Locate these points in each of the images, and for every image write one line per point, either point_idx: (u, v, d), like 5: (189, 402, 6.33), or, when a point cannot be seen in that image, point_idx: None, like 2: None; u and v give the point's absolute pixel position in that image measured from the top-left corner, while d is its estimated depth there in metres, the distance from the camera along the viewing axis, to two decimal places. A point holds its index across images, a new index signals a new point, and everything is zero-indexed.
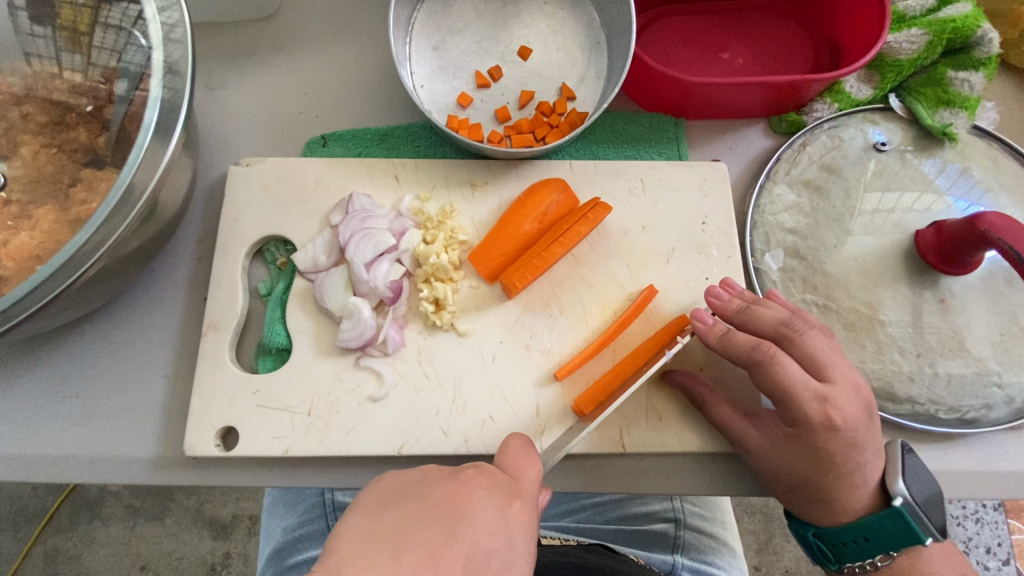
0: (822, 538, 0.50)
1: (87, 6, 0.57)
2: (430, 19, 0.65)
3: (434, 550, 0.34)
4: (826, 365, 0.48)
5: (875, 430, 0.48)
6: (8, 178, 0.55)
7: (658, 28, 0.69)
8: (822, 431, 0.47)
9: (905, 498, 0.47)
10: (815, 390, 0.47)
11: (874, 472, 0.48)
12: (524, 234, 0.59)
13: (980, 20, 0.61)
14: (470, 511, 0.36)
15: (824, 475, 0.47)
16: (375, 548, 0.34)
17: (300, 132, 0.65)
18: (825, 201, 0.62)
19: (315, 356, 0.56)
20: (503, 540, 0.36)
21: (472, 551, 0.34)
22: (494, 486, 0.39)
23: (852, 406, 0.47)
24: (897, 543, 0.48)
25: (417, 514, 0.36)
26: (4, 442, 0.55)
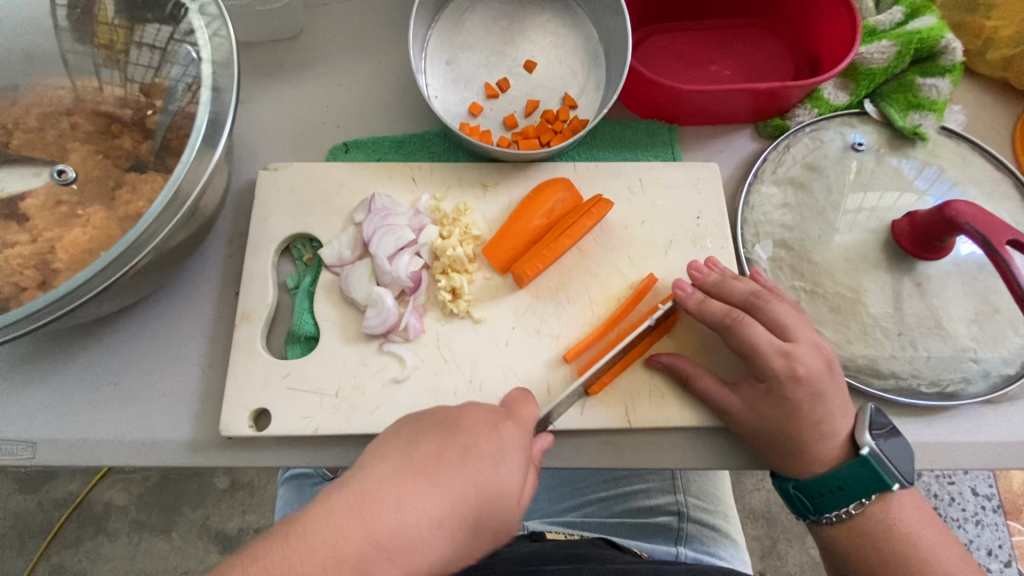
0: (802, 491, 0.53)
1: (121, 27, 0.62)
2: (443, 36, 0.71)
3: (438, 447, 0.43)
4: (789, 326, 0.54)
5: (838, 382, 0.53)
6: (77, 175, 0.60)
7: (652, 43, 0.75)
8: (789, 382, 0.52)
9: (871, 447, 0.51)
10: (778, 346, 0.52)
11: (844, 425, 0.53)
12: (532, 229, 0.63)
13: (942, 32, 0.68)
14: (468, 423, 0.45)
15: (797, 426, 0.52)
16: (395, 445, 0.43)
17: (324, 140, 0.71)
18: (809, 197, 0.67)
19: (342, 342, 0.60)
20: (496, 445, 0.44)
21: (469, 450, 0.43)
22: (490, 411, 0.47)
23: (814, 360, 0.52)
24: (868, 490, 0.51)
25: (426, 425, 0.45)
26: (48, 426, 0.59)
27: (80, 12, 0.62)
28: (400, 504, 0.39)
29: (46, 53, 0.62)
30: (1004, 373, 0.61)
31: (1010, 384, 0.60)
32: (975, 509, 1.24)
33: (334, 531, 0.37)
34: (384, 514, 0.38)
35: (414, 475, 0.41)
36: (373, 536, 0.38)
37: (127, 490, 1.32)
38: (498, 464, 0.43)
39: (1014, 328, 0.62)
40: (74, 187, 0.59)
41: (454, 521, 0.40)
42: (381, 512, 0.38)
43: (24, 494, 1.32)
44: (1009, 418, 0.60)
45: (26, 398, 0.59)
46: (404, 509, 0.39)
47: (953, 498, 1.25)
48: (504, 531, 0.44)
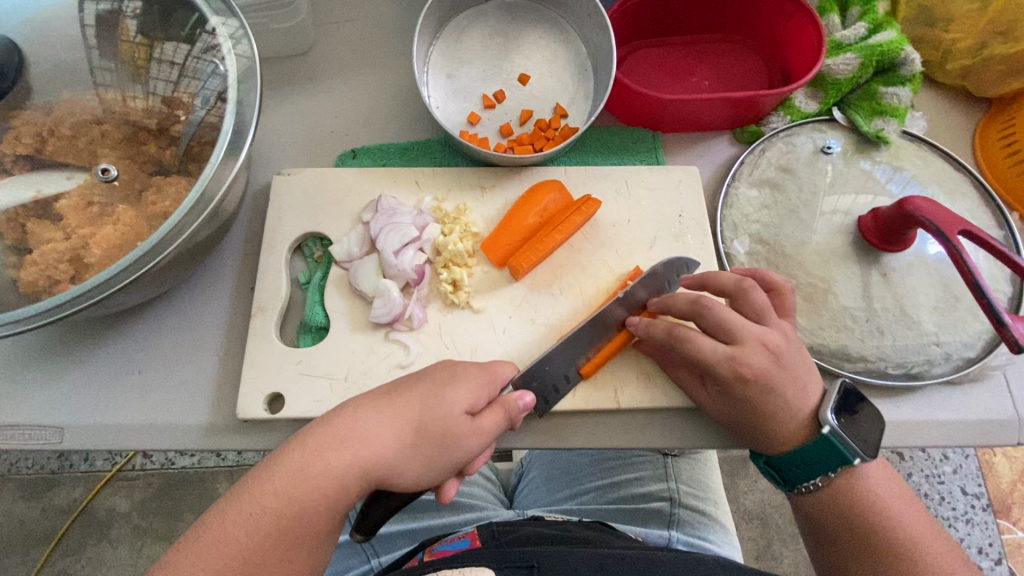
0: (772, 464, 0.58)
1: (143, 43, 0.67)
2: (444, 52, 0.77)
3: (401, 378, 0.54)
4: (735, 328, 0.56)
5: (789, 373, 0.55)
6: (118, 174, 0.65)
7: (637, 57, 0.81)
8: (735, 383, 0.55)
9: (831, 426, 0.55)
10: (721, 353, 0.55)
11: (806, 406, 0.56)
12: (526, 227, 0.68)
13: (902, 44, 0.73)
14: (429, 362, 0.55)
15: (755, 417, 0.56)
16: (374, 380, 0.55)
17: (333, 148, 0.76)
18: (783, 196, 0.73)
19: (350, 331, 0.64)
20: (448, 373, 0.53)
21: (424, 376, 0.53)
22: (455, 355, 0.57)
23: (759, 358, 0.55)
24: (831, 464, 0.56)
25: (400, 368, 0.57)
26: (75, 411, 0.63)
27: (110, 30, 0.67)
28: (357, 408, 0.50)
29: (77, 66, 0.67)
30: (965, 356, 0.65)
31: (970, 365, 0.65)
32: (964, 507, 1.30)
33: (308, 427, 0.49)
34: (344, 416, 0.49)
35: (377, 393, 0.52)
36: (333, 430, 0.48)
37: (129, 496, 1.36)
38: (444, 386, 0.52)
39: (975, 314, 0.67)
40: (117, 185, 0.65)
41: (400, 424, 0.49)
42: (342, 414, 0.49)
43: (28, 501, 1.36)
44: (969, 397, 0.65)
45: (55, 385, 0.64)
46: (361, 412, 0.50)
47: (943, 497, 1.31)
48: (455, 450, 0.50)
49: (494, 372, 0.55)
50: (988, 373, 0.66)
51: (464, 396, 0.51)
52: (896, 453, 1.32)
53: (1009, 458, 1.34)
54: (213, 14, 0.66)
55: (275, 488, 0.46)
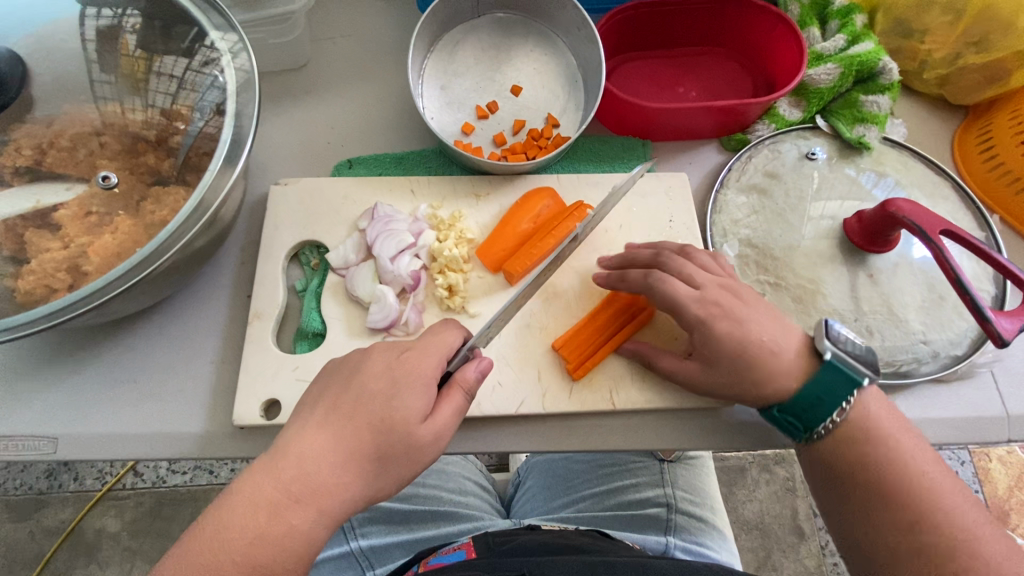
0: (785, 412, 0.57)
1: (142, 57, 0.69)
2: (438, 65, 0.79)
3: (336, 396, 0.51)
4: (694, 275, 0.61)
5: (750, 306, 0.59)
6: (118, 180, 0.66)
7: (625, 69, 0.84)
8: (709, 321, 0.58)
9: (832, 350, 0.56)
10: (690, 294, 0.59)
11: (792, 341, 0.58)
12: (520, 232, 0.70)
13: (879, 54, 0.76)
14: (365, 367, 0.52)
15: (747, 351, 0.56)
16: (306, 404, 0.52)
17: (330, 158, 0.77)
18: (770, 200, 0.75)
19: (347, 337, 0.65)
20: (389, 382, 0.51)
21: (362, 393, 0.50)
22: (391, 349, 0.53)
23: (724, 296, 0.59)
24: (843, 393, 0.55)
25: (332, 379, 0.53)
26: (69, 421, 0.62)
27: (110, 45, 0.69)
28: (300, 454, 0.48)
29: (77, 80, 0.68)
30: (952, 353, 0.67)
31: (958, 363, 0.66)
32: None
33: (250, 485, 0.46)
34: (288, 467, 0.47)
35: (320, 416, 0.50)
36: (284, 484, 0.46)
37: (119, 517, 1.34)
38: (391, 397, 0.50)
39: (960, 313, 0.68)
40: (117, 190, 0.65)
41: (354, 451, 0.48)
42: (285, 465, 0.47)
43: (14, 523, 1.33)
44: (958, 394, 0.66)
45: (50, 395, 0.63)
46: (306, 458, 0.48)
47: None
48: (420, 454, 0.50)
49: (445, 350, 0.54)
50: (975, 370, 0.67)
51: (417, 402, 0.50)
52: None
53: (1004, 463, 1.35)
54: (212, 28, 0.67)
55: (236, 559, 0.44)
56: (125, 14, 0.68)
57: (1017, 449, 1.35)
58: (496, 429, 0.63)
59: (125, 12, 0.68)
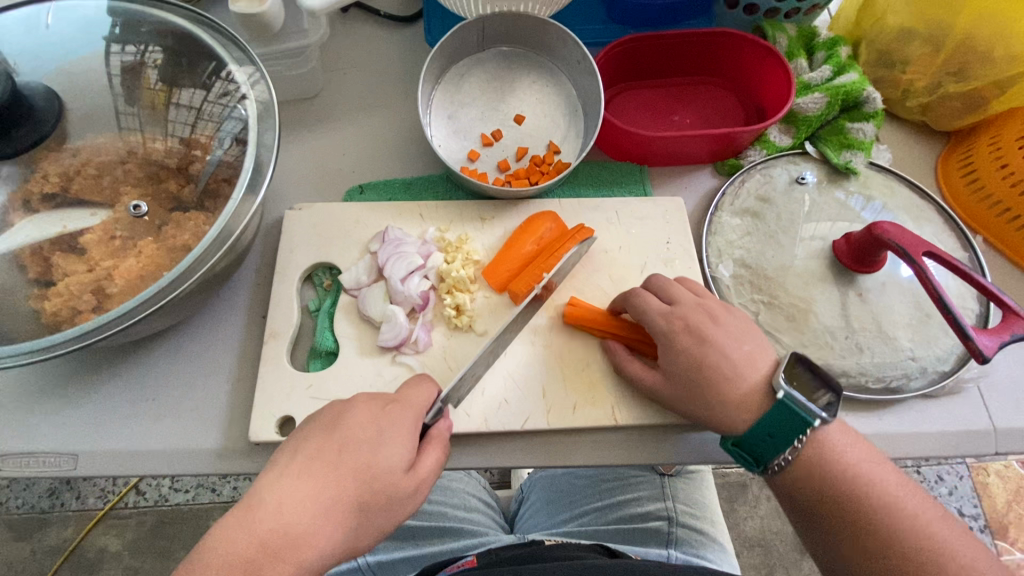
0: (740, 445, 0.60)
1: (163, 90, 0.73)
2: (445, 95, 0.83)
3: (319, 445, 0.52)
4: (674, 291, 0.66)
5: (724, 329, 0.63)
6: (148, 210, 0.69)
7: (623, 98, 0.88)
8: (674, 337, 0.62)
9: (785, 390, 0.58)
10: (661, 307, 0.64)
11: (755, 371, 0.61)
12: (525, 254, 0.73)
13: (863, 84, 0.80)
14: (347, 416, 0.54)
15: (702, 371, 0.60)
16: (282, 452, 0.52)
17: (341, 184, 0.81)
18: (763, 223, 0.78)
19: (358, 355, 0.68)
20: (374, 433, 0.53)
21: (347, 442, 0.52)
22: (374, 400, 0.56)
23: (696, 313, 0.63)
24: (795, 430, 0.57)
25: (311, 427, 0.54)
26: (90, 437, 0.65)
27: (134, 79, 0.72)
28: (279, 505, 0.48)
29: (102, 111, 0.71)
30: (940, 369, 0.70)
31: (945, 379, 0.69)
32: None
33: (223, 536, 0.46)
34: (265, 518, 0.47)
35: (300, 465, 0.50)
36: (260, 535, 0.46)
37: (121, 536, 1.34)
38: (376, 446, 0.52)
39: (946, 330, 0.71)
40: (146, 219, 0.68)
41: (338, 501, 0.49)
42: (263, 515, 0.47)
43: (15, 542, 1.34)
44: (946, 409, 0.69)
45: (71, 413, 0.66)
46: (284, 507, 0.48)
47: None
48: (400, 505, 0.52)
49: (424, 402, 0.57)
50: (962, 385, 0.70)
51: (401, 453, 0.53)
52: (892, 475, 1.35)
53: (1001, 477, 1.37)
54: (233, 62, 0.71)
55: None
56: (148, 50, 0.73)
57: (1014, 464, 1.37)
58: (502, 444, 0.65)
59: (148, 49, 0.73)
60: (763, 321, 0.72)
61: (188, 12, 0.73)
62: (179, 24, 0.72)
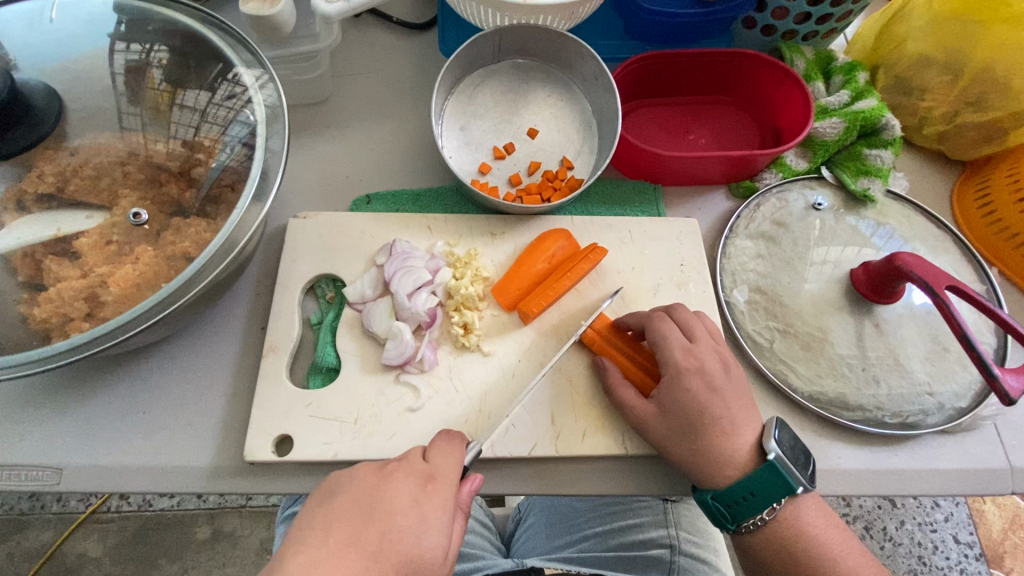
0: (719, 501, 0.58)
1: (167, 90, 0.70)
2: (457, 106, 0.81)
3: (355, 532, 0.47)
4: (695, 329, 0.63)
5: (735, 384, 0.61)
6: (149, 217, 0.66)
7: (638, 115, 0.86)
8: (685, 376, 0.60)
9: (776, 453, 0.57)
10: (681, 342, 0.62)
11: (750, 432, 0.60)
12: (535, 272, 0.71)
13: (883, 111, 0.79)
14: (387, 498, 0.49)
15: (702, 420, 0.58)
16: (311, 535, 0.47)
17: (348, 193, 0.79)
18: (778, 248, 0.77)
19: (361, 373, 0.65)
20: (416, 518, 0.49)
21: (388, 530, 0.48)
22: (412, 476, 0.51)
23: (712, 359, 0.61)
24: (776, 495, 0.57)
25: (342, 505, 0.49)
26: (75, 451, 0.62)
27: (137, 78, 0.70)
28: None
29: (103, 109, 0.69)
30: (957, 406, 0.68)
31: (962, 416, 0.68)
32: (956, 555, 1.30)
33: None
34: None
35: (334, 552, 0.46)
36: None
37: (102, 541, 1.30)
38: (417, 533, 0.48)
39: (963, 365, 0.70)
40: (146, 227, 0.66)
41: None
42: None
43: None
44: (961, 446, 0.67)
45: (58, 424, 0.63)
46: None
47: (936, 546, 1.31)
48: None
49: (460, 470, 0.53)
50: (979, 422, 0.68)
51: (442, 540, 0.49)
52: (890, 500, 1.33)
53: (997, 505, 1.35)
54: (241, 64, 0.69)
55: None
56: (153, 49, 0.70)
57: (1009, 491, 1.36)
58: (507, 472, 0.63)
59: (153, 48, 0.70)
60: (778, 350, 0.70)
61: (197, 13, 0.71)
62: (187, 24, 0.70)
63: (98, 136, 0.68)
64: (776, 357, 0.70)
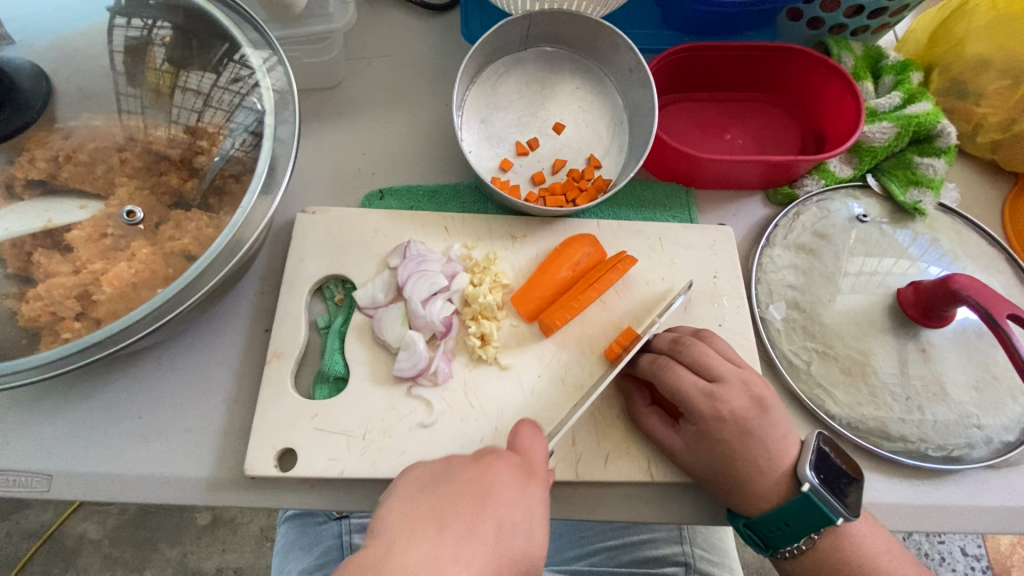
0: (751, 528, 0.56)
1: (169, 71, 0.65)
2: (479, 96, 0.75)
3: (470, 521, 0.44)
4: (714, 365, 0.58)
5: (769, 418, 0.56)
6: (144, 216, 0.61)
7: (671, 111, 0.81)
8: (714, 422, 0.56)
9: (811, 483, 0.54)
10: (701, 387, 0.56)
11: (785, 459, 0.56)
12: (559, 281, 0.66)
13: (938, 117, 0.73)
14: (497, 490, 0.47)
15: (734, 462, 0.55)
16: (420, 524, 0.44)
17: (361, 186, 0.74)
18: (818, 261, 0.72)
19: (371, 384, 0.61)
20: (525, 511, 0.46)
21: (501, 522, 0.45)
22: (513, 467, 0.49)
23: (738, 398, 0.56)
24: (814, 525, 0.55)
25: (447, 497, 0.46)
26: (66, 457, 0.58)
27: (137, 58, 0.64)
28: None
29: (100, 89, 0.64)
30: (1005, 440, 0.63)
31: (1010, 450, 0.63)
32: (964, 567, 1.22)
33: None
34: None
35: (453, 540, 0.43)
36: None
37: (101, 523, 1.28)
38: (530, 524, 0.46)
39: (1013, 396, 0.65)
40: (141, 227, 0.61)
41: None
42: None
43: None
44: (1011, 482, 0.63)
45: (49, 427, 0.59)
46: None
47: (943, 557, 1.23)
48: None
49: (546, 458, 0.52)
50: None
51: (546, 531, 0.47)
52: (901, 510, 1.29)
53: None
54: (247, 44, 0.64)
55: None
56: (155, 26, 0.65)
57: None
58: None
59: (155, 24, 0.65)
60: (815, 372, 0.66)
61: None
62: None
63: (94, 119, 0.63)
64: (813, 380, 0.65)
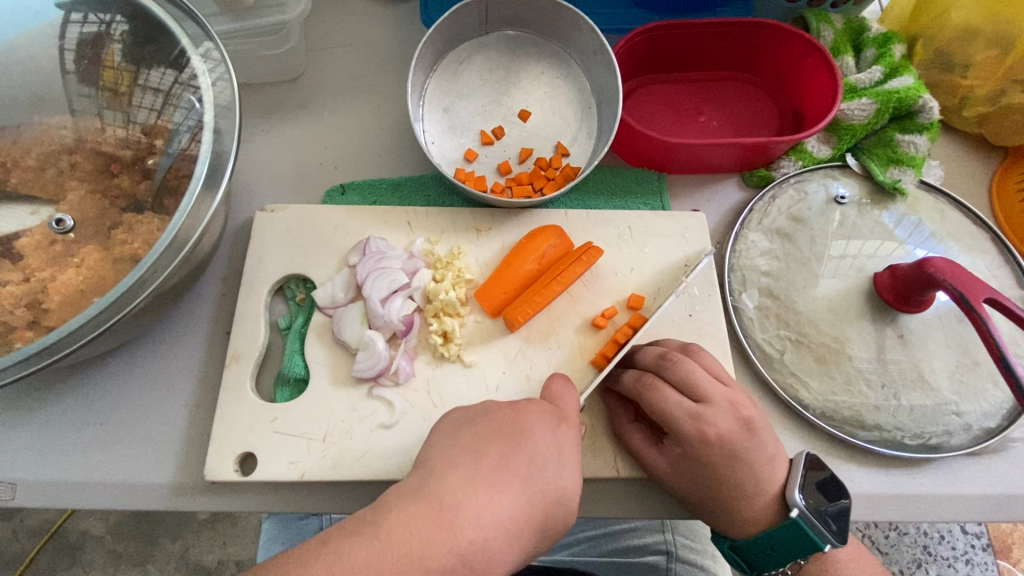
0: (736, 550, 0.56)
1: (127, 70, 0.63)
2: (441, 85, 0.73)
3: (503, 453, 0.45)
4: (701, 385, 0.55)
5: (759, 441, 0.54)
6: (75, 224, 0.60)
7: (642, 94, 0.78)
8: (700, 446, 0.53)
9: (800, 508, 0.53)
10: (687, 409, 0.54)
11: (774, 483, 0.54)
12: (524, 274, 0.65)
13: (920, 91, 0.69)
14: (530, 430, 0.47)
15: (720, 486, 0.53)
16: (460, 452, 0.45)
17: (322, 182, 0.72)
18: (794, 246, 0.69)
19: (331, 386, 0.60)
20: (557, 450, 0.47)
21: (535, 458, 0.46)
22: (547, 411, 0.49)
23: (725, 421, 0.54)
24: (801, 552, 0.53)
25: (486, 431, 0.47)
26: (26, 466, 0.58)
27: (89, 55, 0.62)
28: (481, 514, 0.42)
29: (51, 92, 0.63)
30: (985, 426, 0.62)
31: (990, 437, 0.61)
32: (963, 545, 1.16)
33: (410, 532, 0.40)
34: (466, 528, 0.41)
35: (488, 467, 0.44)
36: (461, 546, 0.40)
37: (103, 520, 1.29)
38: (556, 464, 0.46)
39: (994, 381, 0.63)
40: (73, 236, 0.59)
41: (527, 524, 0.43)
42: (464, 525, 0.41)
43: None
44: (991, 470, 0.61)
45: (12, 435, 0.59)
46: (480, 517, 0.42)
47: (942, 535, 1.17)
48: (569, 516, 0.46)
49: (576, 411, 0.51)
50: (1009, 443, 0.62)
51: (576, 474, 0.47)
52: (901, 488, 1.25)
53: None
54: (193, 42, 0.60)
55: None
56: (112, 20, 0.62)
57: None
58: None
59: (112, 19, 0.62)
60: (788, 361, 0.64)
61: None
62: None
63: (51, 123, 0.62)
64: (786, 370, 0.64)
